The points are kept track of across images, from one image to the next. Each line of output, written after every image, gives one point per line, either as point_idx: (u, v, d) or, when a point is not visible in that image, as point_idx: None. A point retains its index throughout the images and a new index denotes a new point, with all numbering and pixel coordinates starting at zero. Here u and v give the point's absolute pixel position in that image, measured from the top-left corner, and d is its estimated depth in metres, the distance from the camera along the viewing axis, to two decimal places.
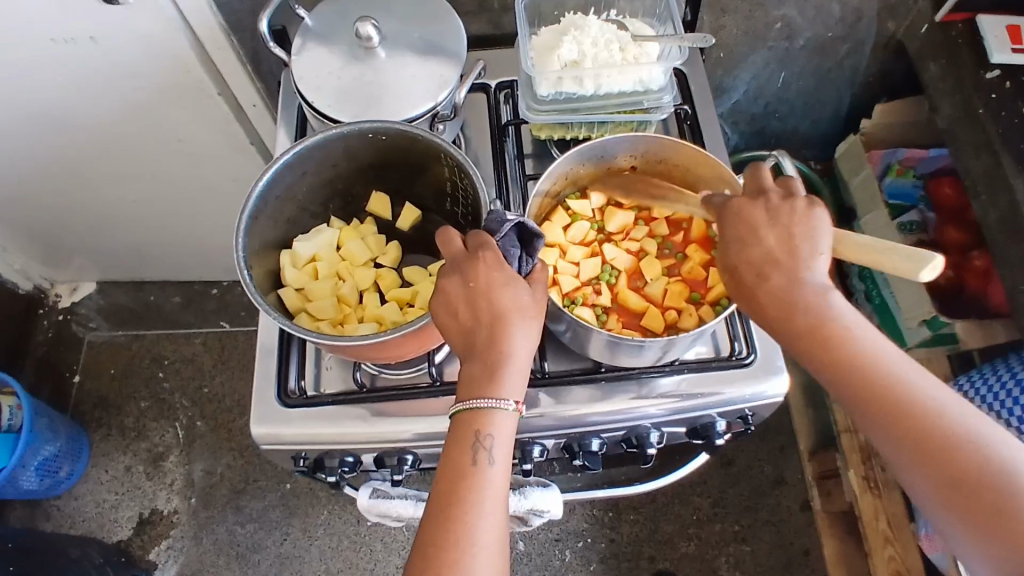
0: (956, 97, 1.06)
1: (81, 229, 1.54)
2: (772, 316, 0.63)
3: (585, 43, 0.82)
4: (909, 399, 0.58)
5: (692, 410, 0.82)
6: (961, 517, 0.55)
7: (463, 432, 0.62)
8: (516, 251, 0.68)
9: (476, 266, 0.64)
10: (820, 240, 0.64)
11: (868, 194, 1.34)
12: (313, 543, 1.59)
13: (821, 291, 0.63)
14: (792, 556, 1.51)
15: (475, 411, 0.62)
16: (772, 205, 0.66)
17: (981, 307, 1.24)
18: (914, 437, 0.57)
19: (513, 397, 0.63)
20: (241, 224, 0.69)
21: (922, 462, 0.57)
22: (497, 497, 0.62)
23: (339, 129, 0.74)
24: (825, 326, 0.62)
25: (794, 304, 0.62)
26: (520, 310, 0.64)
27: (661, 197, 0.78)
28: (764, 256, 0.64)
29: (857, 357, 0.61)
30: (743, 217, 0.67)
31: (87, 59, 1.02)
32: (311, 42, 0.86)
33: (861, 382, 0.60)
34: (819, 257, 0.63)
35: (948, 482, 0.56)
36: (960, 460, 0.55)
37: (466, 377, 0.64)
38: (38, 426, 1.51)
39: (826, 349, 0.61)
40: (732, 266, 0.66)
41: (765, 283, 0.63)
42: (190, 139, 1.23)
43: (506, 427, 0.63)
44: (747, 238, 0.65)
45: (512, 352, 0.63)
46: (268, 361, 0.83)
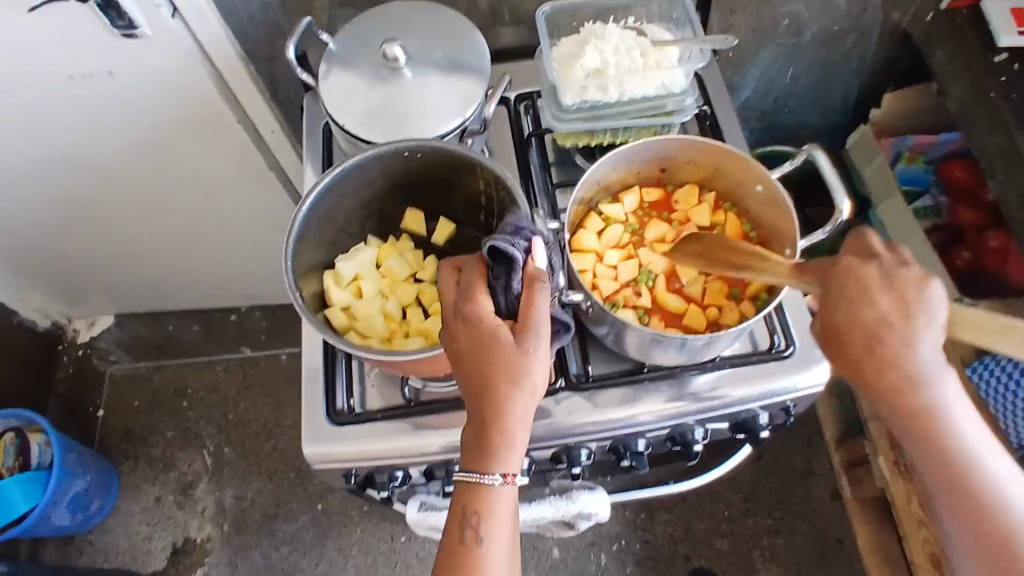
0: (966, 81, 1.08)
1: (100, 263, 1.55)
2: (869, 372, 0.63)
3: (606, 51, 0.84)
4: (968, 465, 0.64)
5: (735, 406, 0.84)
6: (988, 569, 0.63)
7: (455, 508, 0.66)
8: (499, 283, 0.67)
9: (457, 326, 0.66)
10: (933, 309, 0.62)
11: (882, 183, 1.36)
12: (348, 563, 1.59)
13: (923, 358, 0.62)
14: (827, 545, 1.52)
15: (469, 486, 0.65)
16: (887, 268, 0.63)
17: (1003, 287, 1.27)
18: (963, 497, 0.63)
19: (502, 470, 0.65)
20: (288, 247, 0.72)
21: (973, 525, 0.63)
22: (498, 568, 0.65)
23: (376, 149, 0.76)
24: (918, 390, 0.62)
25: (901, 371, 0.62)
26: (512, 374, 0.63)
27: (740, 266, 0.70)
28: (879, 320, 0.62)
29: (938, 419, 0.63)
30: (857, 276, 0.63)
31: (109, 94, 1.03)
32: (336, 67, 0.88)
33: (935, 442, 0.63)
34: (928, 324, 0.62)
35: (984, 542, 0.63)
36: (999, 522, 0.62)
37: (465, 446, 0.66)
38: (68, 461, 1.51)
39: (911, 410, 0.63)
40: (837, 325, 0.63)
41: (872, 346, 0.62)
42: (210, 168, 1.24)
43: (494, 501, 0.65)
44: (862, 299, 0.62)
45: (506, 421, 0.64)
46: (315, 381, 0.84)
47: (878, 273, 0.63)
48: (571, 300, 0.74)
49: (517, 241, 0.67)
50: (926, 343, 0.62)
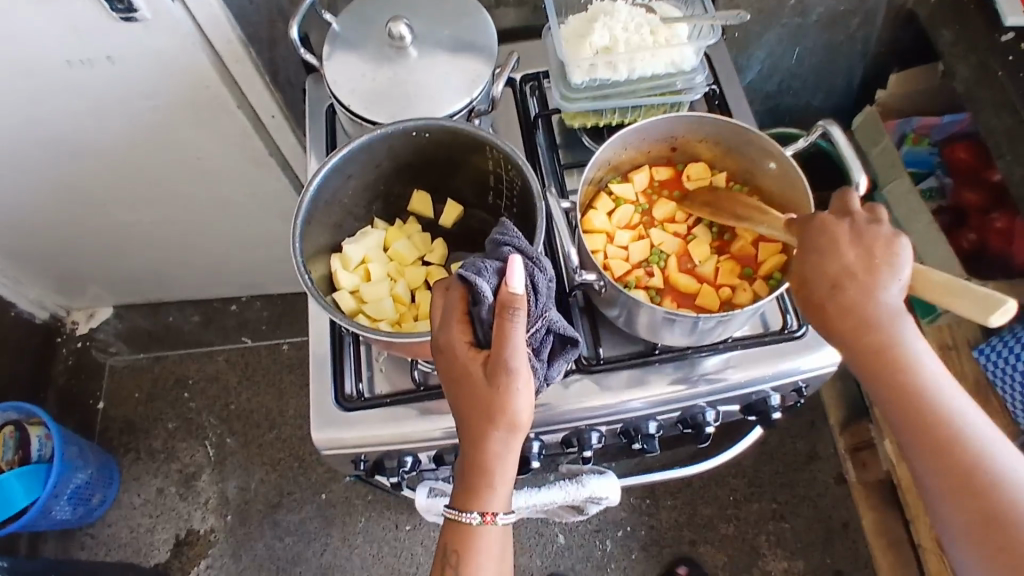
0: (973, 60, 1.08)
1: (98, 254, 1.53)
2: (842, 331, 0.65)
3: (616, 28, 0.83)
4: (953, 430, 0.61)
5: (747, 386, 0.83)
6: (983, 549, 0.58)
7: (442, 542, 0.68)
8: (475, 317, 0.64)
9: (439, 356, 0.65)
10: (901, 265, 0.64)
11: (888, 163, 1.33)
12: (353, 552, 1.58)
13: (895, 316, 0.63)
14: (831, 529, 1.52)
15: (454, 521, 0.66)
16: (858, 226, 0.66)
17: (1006, 266, 1.26)
18: (955, 472, 0.60)
19: (483, 508, 0.65)
20: (297, 228, 0.71)
21: (959, 493, 0.60)
22: None
23: (384, 128, 0.74)
24: (891, 350, 0.63)
25: (866, 322, 0.64)
26: (483, 411, 0.62)
27: (743, 217, 0.74)
28: (843, 271, 0.65)
29: (918, 384, 0.63)
30: (826, 231, 0.67)
31: (106, 80, 1.02)
32: (340, 47, 0.86)
33: (918, 409, 0.62)
34: (897, 279, 0.63)
35: (973, 516, 0.59)
36: (995, 499, 0.58)
37: (456, 475, 0.67)
38: (69, 454, 1.50)
39: (890, 372, 0.63)
40: (806, 277, 0.67)
41: (841, 297, 0.64)
42: (209, 155, 1.23)
43: (476, 538, 0.66)
44: (828, 252, 0.65)
45: (485, 457, 0.64)
46: (322, 366, 0.83)
47: (846, 227, 0.66)
48: (584, 280, 0.72)
49: (487, 276, 0.64)
50: (897, 301, 0.64)
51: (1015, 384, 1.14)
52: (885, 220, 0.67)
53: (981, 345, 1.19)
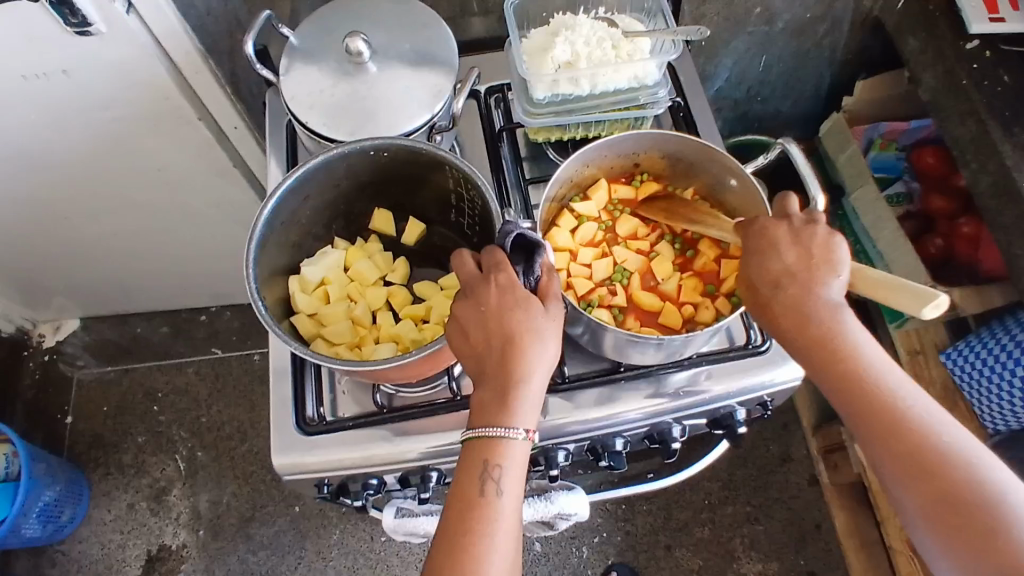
0: (939, 69, 1.08)
1: (62, 267, 1.49)
2: (787, 329, 0.64)
3: (577, 42, 0.82)
4: (905, 416, 0.60)
5: (712, 402, 0.83)
6: (946, 534, 0.57)
7: (473, 460, 0.61)
8: (519, 267, 0.66)
9: (487, 287, 0.63)
10: (839, 264, 0.64)
11: (856, 170, 1.36)
12: (328, 564, 1.57)
13: (836, 309, 0.64)
14: (805, 530, 1.53)
15: (486, 440, 0.61)
16: (796, 227, 0.67)
17: (974, 272, 1.28)
18: (909, 456, 0.59)
19: (524, 425, 0.62)
20: (250, 254, 0.69)
21: (919, 479, 0.58)
22: (507, 531, 0.60)
23: (340, 148, 0.73)
24: (837, 342, 0.63)
25: (808, 318, 0.63)
26: (537, 331, 0.62)
27: (697, 222, 0.76)
28: (783, 271, 0.65)
29: (865, 373, 0.62)
30: (766, 235, 0.67)
31: (62, 93, 0.98)
32: (298, 62, 0.84)
33: (866, 399, 0.61)
34: (836, 276, 0.64)
35: (938, 503, 0.57)
36: (951, 480, 0.57)
37: (478, 403, 0.63)
38: (36, 471, 1.46)
39: (837, 363, 0.63)
40: (751, 281, 0.67)
41: (782, 296, 0.64)
42: (172, 167, 1.20)
43: (518, 456, 0.61)
44: (768, 253, 0.66)
45: (527, 379, 0.62)
46: (284, 388, 0.81)
47: (785, 229, 0.66)
48: None
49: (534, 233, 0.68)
50: (839, 296, 0.64)
51: (981, 388, 1.15)
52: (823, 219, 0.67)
53: (948, 349, 1.21)
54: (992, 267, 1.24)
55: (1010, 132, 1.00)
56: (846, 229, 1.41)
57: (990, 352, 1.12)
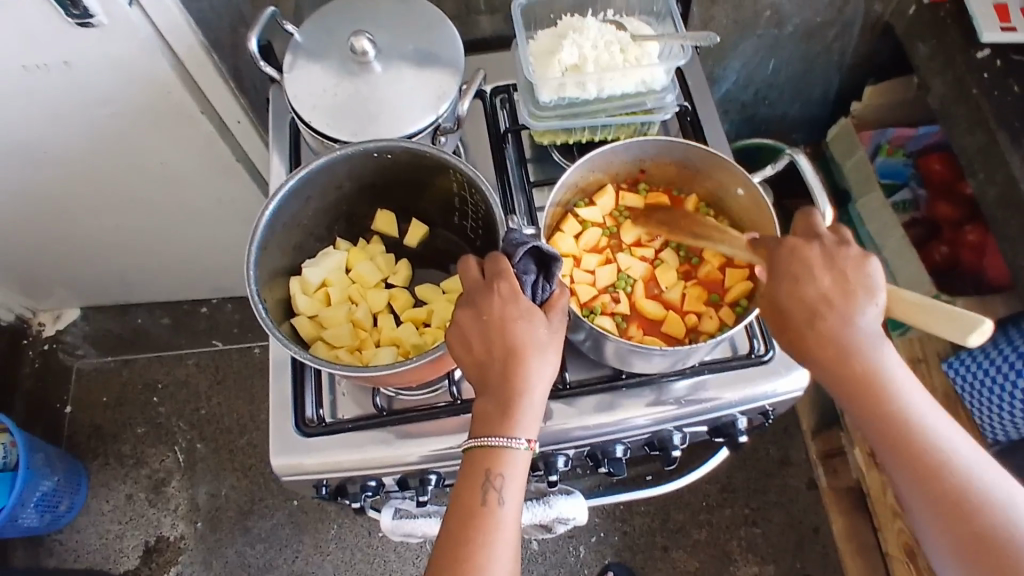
0: (948, 76, 1.07)
1: (62, 258, 1.49)
2: (821, 358, 0.64)
3: (585, 46, 0.81)
4: (935, 447, 0.61)
5: (713, 411, 0.82)
6: (971, 566, 0.58)
7: (475, 470, 0.61)
8: (530, 278, 0.64)
9: (491, 297, 0.62)
10: (876, 288, 0.63)
11: (862, 176, 1.35)
12: (325, 559, 1.57)
13: (871, 339, 0.63)
14: (803, 534, 1.53)
15: (489, 450, 0.61)
16: (829, 248, 0.66)
17: (978, 281, 1.27)
18: (939, 489, 0.60)
19: (526, 434, 0.62)
20: (251, 255, 0.69)
21: (946, 512, 0.59)
22: (507, 539, 0.60)
23: (344, 149, 0.73)
24: (872, 373, 0.62)
25: (844, 347, 0.63)
26: (538, 344, 0.62)
27: (703, 237, 0.76)
28: (819, 298, 0.64)
29: (898, 406, 0.62)
30: (798, 256, 0.66)
31: (63, 86, 0.98)
32: (302, 60, 0.83)
33: (899, 432, 0.61)
34: (872, 303, 0.63)
35: (964, 534, 0.58)
36: (978, 513, 0.58)
37: (481, 413, 0.62)
38: (34, 461, 1.46)
39: (872, 395, 0.62)
40: (780, 305, 0.66)
41: (819, 324, 0.63)
42: (175, 161, 1.19)
43: (518, 466, 0.61)
44: (803, 278, 0.64)
45: (530, 391, 0.61)
46: (283, 390, 0.81)
47: (818, 252, 0.65)
48: None
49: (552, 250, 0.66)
50: (872, 324, 0.63)
51: (982, 398, 1.14)
52: (849, 240, 0.66)
53: (949, 357, 1.20)
54: (997, 276, 1.23)
55: (1019, 142, 0.99)
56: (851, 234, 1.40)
57: (991, 362, 1.12)
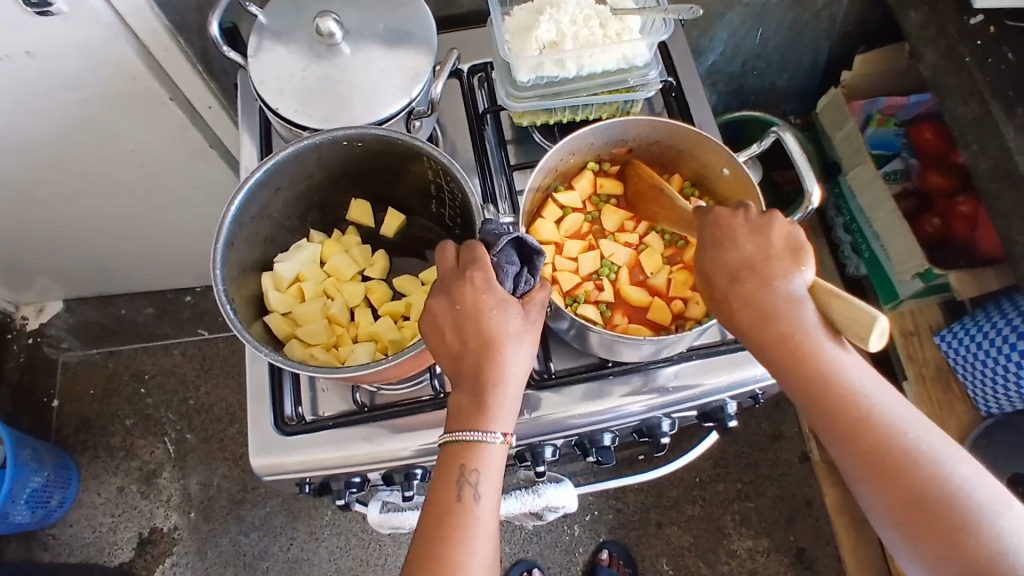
0: (940, 45, 1.04)
1: (40, 250, 1.45)
2: (745, 325, 0.62)
3: (563, 21, 0.77)
4: (869, 413, 0.58)
5: (702, 397, 0.81)
6: (913, 535, 0.55)
7: (449, 466, 0.59)
8: (512, 268, 0.61)
9: (462, 286, 0.60)
10: (804, 256, 0.62)
11: (853, 148, 1.31)
12: (320, 545, 1.57)
13: (797, 303, 0.61)
14: (795, 507, 1.53)
15: (463, 444, 0.59)
16: (752, 218, 0.65)
17: (970, 253, 1.27)
18: (874, 456, 0.57)
19: (502, 428, 0.60)
20: (217, 252, 0.66)
21: (883, 478, 0.56)
22: (483, 533, 0.58)
23: (311, 139, 0.70)
24: (797, 339, 0.60)
25: (767, 314, 0.61)
26: (512, 335, 0.60)
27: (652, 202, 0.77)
28: (741, 263, 0.63)
29: (826, 371, 0.59)
30: (722, 225, 0.66)
31: (23, 76, 0.93)
32: (268, 42, 0.79)
33: (828, 400, 0.59)
34: (800, 271, 0.62)
35: (903, 502, 0.56)
36: (915, 478, 0.56)
37: (455, 406, 0.60)
38: (22, 457, 1.44)
39: (796, 364, 0.60)
40: (706, 272, 0.65)
41: (740, 290, 0.62)
42: (146, 148, 1.15)
43: (495, 461, 0.59)
44: (725, 244, 0.64)
45: (505, 382, 0.59)
46: (261, 387, 0.79)
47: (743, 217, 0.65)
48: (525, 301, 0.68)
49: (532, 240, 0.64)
50: (799, 285, 0.61)
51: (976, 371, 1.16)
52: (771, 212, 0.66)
53: (943, 332, 1.22)
54: (989, 248, 1.23)
55: (1013, 113, 0.97)
56: (842, 207, 1.38)
57: (986, 337, 1.12)
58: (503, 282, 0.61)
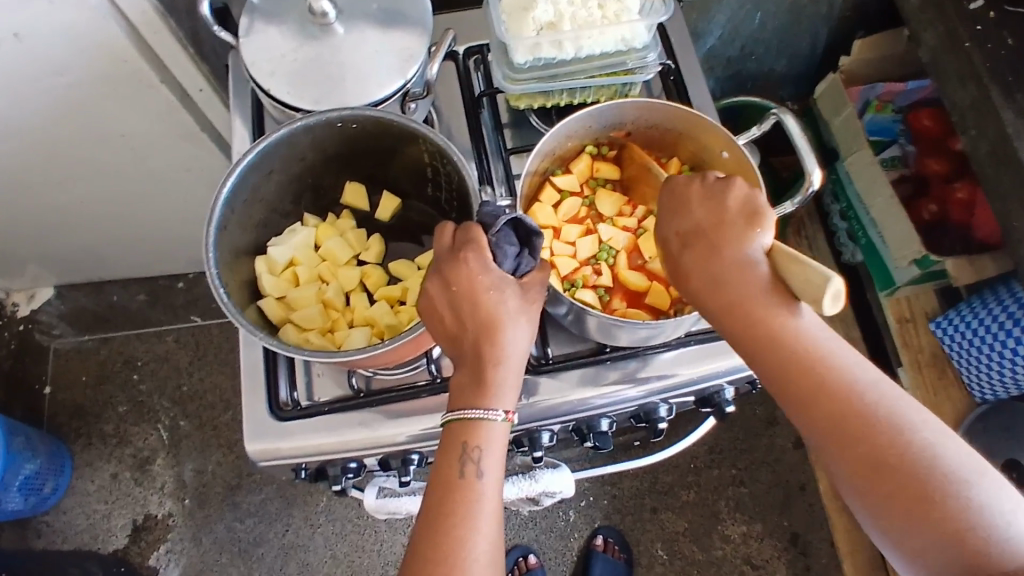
0: (940, 28, 1.03)
1: (29, 236, 1.43)
2: (698, 292, 0.60)
3: (561, 2, 0.76)
4: (828, 379, 0.55)
5: (700, 382, 0.80)
6: (874, 501, 0.54)
7: (451, 445, 0.58)
8: (513, 249, 0.60)
9: (457, 267, 0.59)
10: (762, 218, 0.60)
11: (851, 134, 1.30)
12: (315, 531, 1.57)
13: (750, 268, 0.58)
14: (789, 493, 1.54)
15: (466, 423, 0.58)
16: (709, 184, 0.63)
17: (968, 238, 1.26)
18: (833, 422, 0.55)
19: (504, 406, 0.59)
20: (210, 236, 0.65)
21: (842, 445, 0.54)
22: (489, 509, 0.57)
23: (304, 120, 0.68)
24: (748, 305, 0.57)
25: (718, 280, 0.59)
26: (510, 315, 0.59)
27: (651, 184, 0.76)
28: (693, 230, 0.62)
29: (783, 335, 0.57)
30: (679, 192, 0.64)
31: (8, 57, 0.91)
32: (260, 23, 0.78)
33: (785, 365, 0.57)
34: (756, 234, 0.59)
35: (864, 469, 0.54)
36: (876, 444, 0.53)
37: (457, 385, 0.60)
38: (15, 445, 1.43)
39: (749, 330, 0.57)
40: (665, 240, 0.64)
41: (691, 258, 0.61)
42: (137, 132, 1.13)
43: (498, 438, 0.59)
44: (679, 212, 0.63)
45: (505, 361, 0.59)
46: (255, 373, 0.78)
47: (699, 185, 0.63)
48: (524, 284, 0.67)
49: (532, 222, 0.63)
50: (754, 250, 0.58)
51: (971, 356, 1.16)
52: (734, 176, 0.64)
53: (938, 318, 1.23)
54: (987, 233, 1.22)
55: (1012, 97, 0.96)
56: (839, 193, 1.37)
57: (983, 323, 1.12)
58: (502, 262, 0.60)
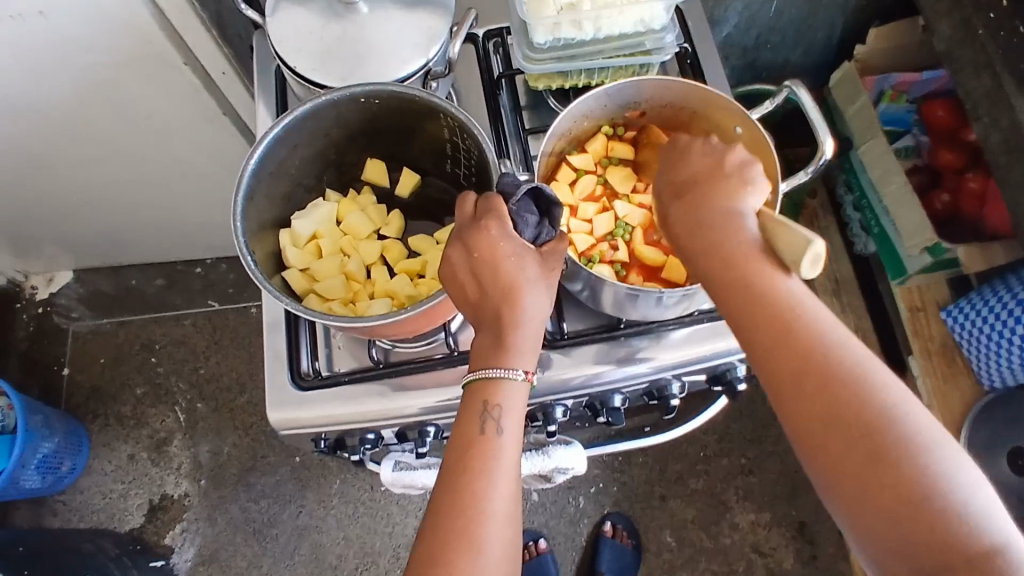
0: (955, 17, 1.04)
1: (51, 218, 1.46)
2: (684, 240, 0.62)
3: None
4: (798, 332, 0.55)
5: (713, 358, 0.81)
6: (829, 458, 0.53)
7: (472, 403, 0.60)
8: (532, 218, 0.63)
9: (478, 234, 0.60)
10: (757, 178, 0.61)
11: (864, 123, 1.31)
12: (328, 513, 1.59)
13: (739, 220, 0.59)
14: (798, 482, 1.54)
15: (486, 381, 0.60)
16: (710, 143, 0.65)
17: (977, 229, 1.28)
18: (796, 375, 0.54)
19: (524, 365, 0.61)
20: (238, 206, 0.67)
21: (804, 396, 0.54)
22: (508, 465, 0.59)
23: (329, 95, 0.70)
24: (730, 253, 0.58)
25: (704, 227, 0.60)
26: (529, 280, 0.60)
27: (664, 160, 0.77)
28: (687, 182, 0.63)
29: (759, 285, 0.57)
30: (681, 150, 0.66)
31: (37, 38, 0.93)
32: (286, 3, 0.80)
33: (757, 314, 0.57)
34: (749, 191, 0.60)
35: (823, 423, 0.53)
36: (839, 401, 0.53)
37: (478, 347, 0.62)
38: (33, 423, 1.46)
39: (727, 277, 0.58)
40: (660, 193, 0.66)
41: (681, 207, 0.62)
42: (159, 114, 1.15)
43: (517, 397, 0.60)
44: (679, 164, 0.65)
45: (524, 323, 0.60)
46: (278, 343, 0.80)
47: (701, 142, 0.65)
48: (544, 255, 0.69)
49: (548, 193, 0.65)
50: (745, 206, 0.60)
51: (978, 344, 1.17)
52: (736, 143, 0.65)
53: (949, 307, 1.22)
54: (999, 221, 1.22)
55: None
56: (853, 183, 1.38)
57: (991, 310, 1.13)
58: (522, 230, 0.62)
